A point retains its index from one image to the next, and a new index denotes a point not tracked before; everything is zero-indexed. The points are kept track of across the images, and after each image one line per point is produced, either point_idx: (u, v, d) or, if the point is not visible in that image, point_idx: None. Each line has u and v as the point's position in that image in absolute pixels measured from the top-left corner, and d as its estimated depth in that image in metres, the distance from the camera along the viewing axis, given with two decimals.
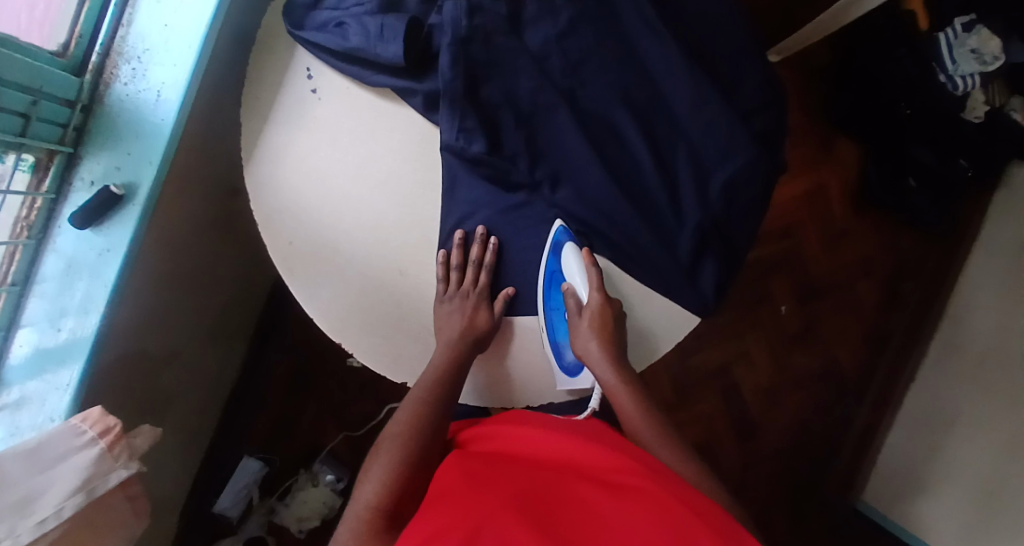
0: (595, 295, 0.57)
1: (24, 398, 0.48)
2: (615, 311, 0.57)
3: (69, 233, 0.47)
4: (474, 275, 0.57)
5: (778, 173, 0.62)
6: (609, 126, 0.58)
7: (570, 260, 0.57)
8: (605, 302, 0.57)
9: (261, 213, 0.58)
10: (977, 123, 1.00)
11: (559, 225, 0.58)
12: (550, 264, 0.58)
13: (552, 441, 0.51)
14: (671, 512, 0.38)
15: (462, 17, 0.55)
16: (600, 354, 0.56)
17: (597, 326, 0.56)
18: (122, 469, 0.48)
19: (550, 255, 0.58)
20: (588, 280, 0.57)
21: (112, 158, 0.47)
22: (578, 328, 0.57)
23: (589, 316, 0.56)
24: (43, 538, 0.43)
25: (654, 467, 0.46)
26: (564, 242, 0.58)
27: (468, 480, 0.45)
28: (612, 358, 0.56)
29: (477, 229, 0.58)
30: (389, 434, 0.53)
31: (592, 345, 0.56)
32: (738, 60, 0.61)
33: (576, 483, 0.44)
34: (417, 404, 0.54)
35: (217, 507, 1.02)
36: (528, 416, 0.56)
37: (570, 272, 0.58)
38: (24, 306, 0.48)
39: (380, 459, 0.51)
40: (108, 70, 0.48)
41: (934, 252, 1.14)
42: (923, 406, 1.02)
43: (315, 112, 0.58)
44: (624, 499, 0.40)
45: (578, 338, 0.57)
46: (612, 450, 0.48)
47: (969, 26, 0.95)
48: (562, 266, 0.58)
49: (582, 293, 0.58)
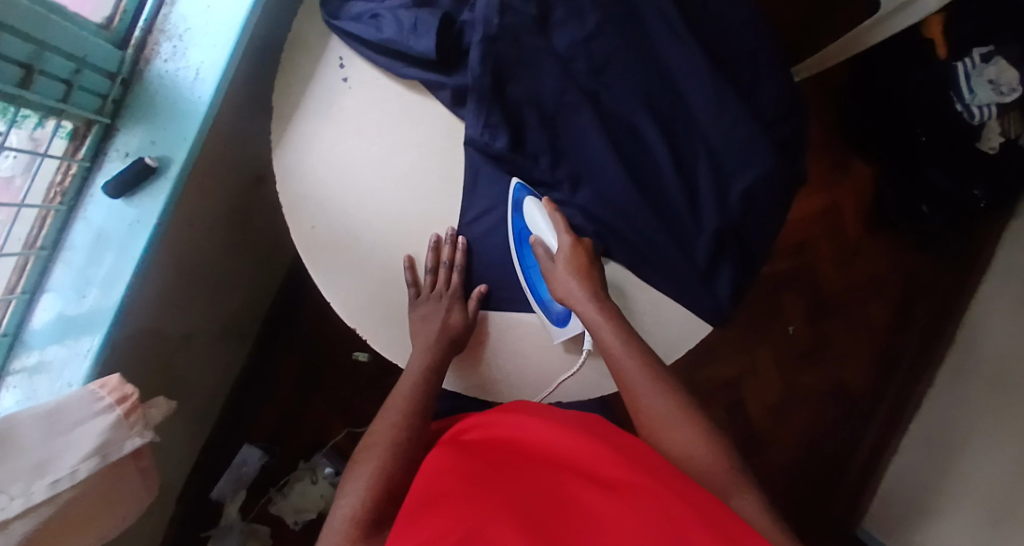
0: (565, 236, 0.57)
1: (43, 363, 0.49)
2: (587, 248, 0.57)
3: (102, 203, 0.48)
4: (446, 276, 0.57)
5: (796, 183, 0.63)
6: (630, 130, 0.59)
7: (534, 212, 0.58)
8: (576, 242, 0.57)
9: (287, 197, 0.59)
10: (992, 153, 1.00)
11: (516, 181, 0.59)
12: (516, 222, 0.58)
13: (549, 433, 0.51)
14: (666, 511, 0.38)
15: (494, 16, 0.56)
16: (582, 293, 0.55)
17: (574, 264, 0.56)
18: (137, 437, 0.49)
19: (514, 216, 0.59)
20: (554, 225, 0.58)
21: (148, 132, 0.49)
22: (555, 273, 0.56)
23: (564, 258, 0.56)
24: (57, 500, 0.43)
25: (651, 462, 0.46)
26: (524, 197, 0.59)
27: (465, 478, 0.46)
28: (594, 294, 0.56)
29: (446, 231, 0.59)
30: (371, 440, 0.54)
31: (573, 285, 0.55)
32: (761, 71, 0.62)
33: (573, 483, 0.44)
34: (400, 409, 0.55)
35: (215, 494, 1.04)
36: (525, 405, 0.56)
37: (537, 225, 0.58)
38: (50, 272, 0.49)
39: (362, 468, 0.51)
40: (149, 47, 0.49)
41: (946, 277, 1.14)
42: (930, 433, 1.01)
43: (344, 100, 0.60)
44: (619, 502, 0.40)
45: (558, 283, 0.56)
46: (607, 446, 0.48)
47: (987, 57, 0.94)
48: (528, 221, 0.59)
49: (551, 240, 0.58)
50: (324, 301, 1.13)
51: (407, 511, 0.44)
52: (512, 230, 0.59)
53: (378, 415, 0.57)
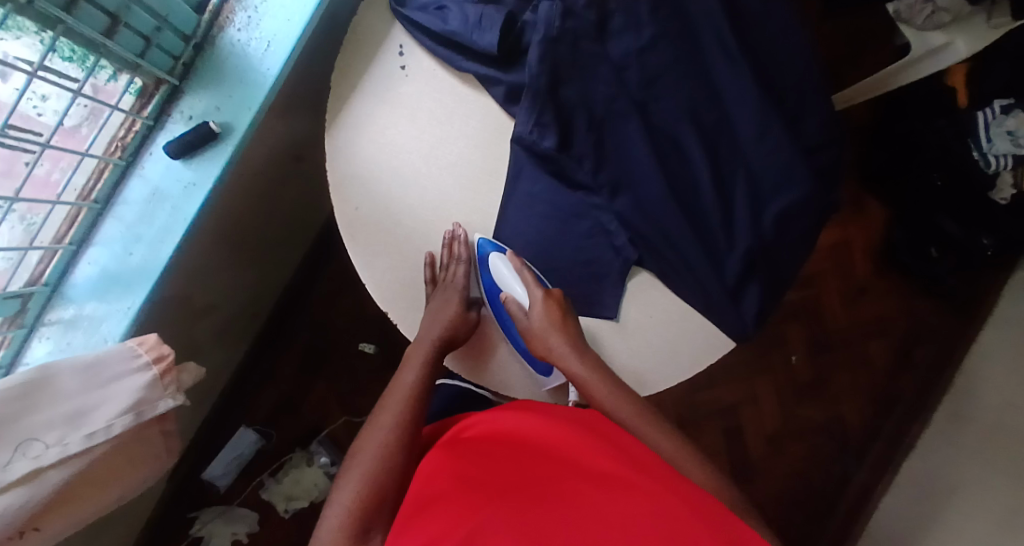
0: (535, 291, 0.57)
1: (81, 317, 0.49)
2: (559, 298, 0.58)
3: (160, 161, 0.49)
4: (454, 272, 0.58)
5: (829, 211, 0.64)
6: (675, 143, 0.60)
7: (501, 267, 0.59)
8: (547, 295, 0.58)
9: (333, 177, 0.60)
10: (1003, 204, 0.99)
11: (480, 237, 0.59)
12: (486, 279, 0.61)
13: (551, 434, 0.50)
14: (662, 512, 0.38)
15: (557, 18, 0.57)
16: (562, 347, 0.57)
17: (548, 319, 0.57)
18: (169, 399, 0.48)
19: (484, 271, 0.60)
20: (522, 278, 0.58)
21: (213, 98, 0.49)
22: (532, 331, 0.57)
23: (539, 314, 0.57)
24: (90, 452, 0.44)
25: (642, 459, 0.47)
26: (491, 253, 0.59)
27: (463, 482, 0.46)
28: (574, 347, 0.57)
29: (454, 229, 0.59)
30: (370, 431, 0.53)
31: (551, 341, 0.57)
32: (806, 98, 0.64)
33: (574, 482, 0.44)
34: (403, 403, 0.55)
35: (208, 474, 1.02)
36: (525, 405, 0.55)
37: (505, 281, 0.60)
38: (100, 226, 0.49)
39: (359, 463, 0.50)
40: (224, 14, 0.50)
41: (950, 321, 1.15)
42: (923, 475, 1.02)
43: (401, 88, 0.61)
44: (611, 492, 0.41)
45: (537, 341, 0.57)
46: (594, 440, 0.49)
47: (1007, 109, 0.94)
48: (499, 278, 0.60)
49: (523, 295, 0.58)
50: (336, 288, 1.12)
51: (404, 514, 0.45)
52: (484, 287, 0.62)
53: (378, 404, 0.56)
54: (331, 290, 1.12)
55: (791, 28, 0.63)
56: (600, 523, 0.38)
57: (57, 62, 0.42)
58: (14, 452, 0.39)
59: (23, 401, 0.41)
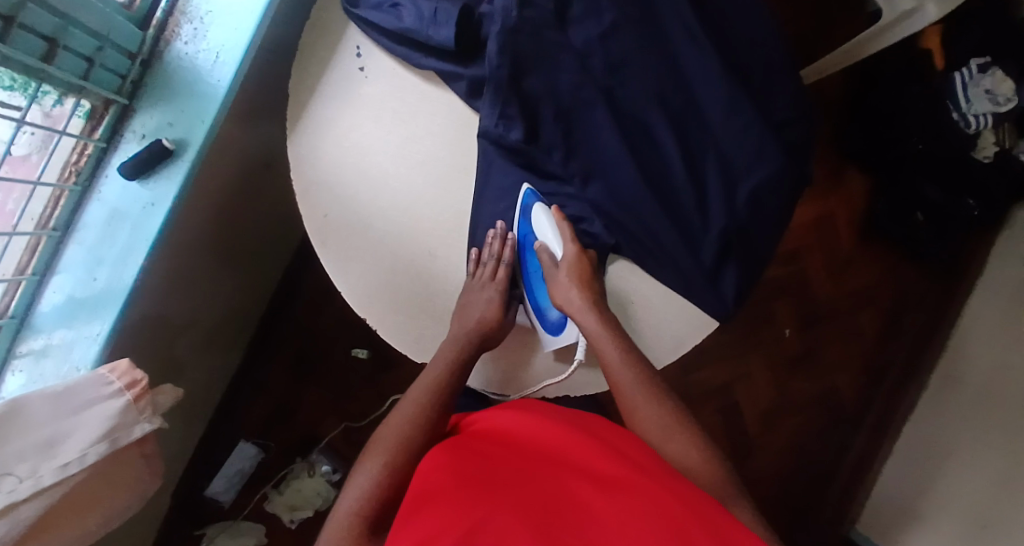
0: (569, 248, 0.57)
1: (51, 346, 0.48)
2: (591, 260, 0.58)
3: (117, 182, 0.48)
4: (492, 269, 0.58)
5: (803, 185, 0.64)
6: (644, 128, 0.60)
7: (542, 219, 0.59)
8: (581, 253, 0.58)
9: (299, 185, 0.59)
10: (986, 162, 1.00)
11: (527, 187, 0.59)
12: (522, 228, 0.59)
13: (552, 435, 0.50)
14: (662, 509, 0.37)
15: (513, 9, 0.56)
16: (581, 302, 0.56)
17: (576, 274, 0.56)
18: (145, 423, 0.48)
19: (521, 220, 0.59)
20: (562, 235, 0.58)
21: (165, 114, 0.48)
22: (557, 281, 0.57)
23: (569, 266, 0.57)
24: (66, 483, 0.43)
25: (640, 459, 0.46)
26: (535, 204, 0.59)
27: (464, 477, 0.44)
28: (594, 304, 0.56)
29: (497, 226, 0.59)
30: (387, 428, 0.53)
31: (573, 293, 0.56)
32: (773, 72, 0.63)
33: (573, 480, 0.43)
34: (419, 402, 0.54)
35: (209, 491, 1.02)
36: (536, 406, 0.56)
37: (541, 229, 0.59)
38: (62, 253, 0.49)
39: (373, 457, 0.50)
40: (170, 28, 0.49)
41: (939, 284, 1.15)
42: (921, 439, 1.02)
43: (361, 89, 0.60)
44: (603, 491, 0.40)
45: (559, 289, 0.57)
46: (596, 441, 0.48)
47: (983, 67, 0.96)
48: (535, 228, 0.60)
49: (556, 249, 0.59)
50: (323, 296, 1.11)
51: (404, 510, 0.43)
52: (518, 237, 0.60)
53: (397, 404, 0.55)
54: (316, 298, 1.11)
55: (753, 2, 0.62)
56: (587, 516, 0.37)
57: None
58: None
59: None
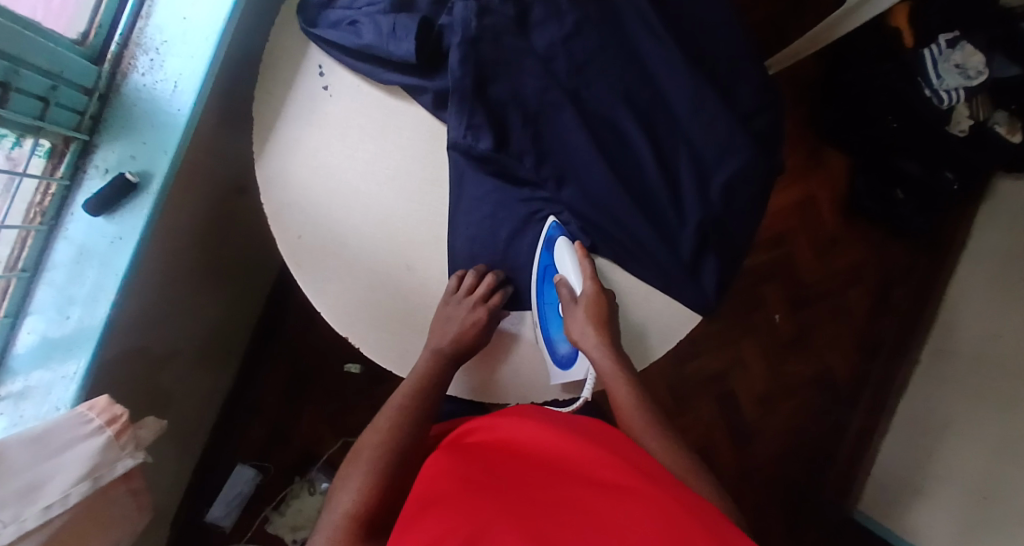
0: (590, 284, 0.58)
1: (29, 388, 0.48)
2: (608, 299, 0.58)
3: (81, 220, 0.48)
4: (485, 290, 0.58)
5: (777, 172, 0.63)
6: (613, 126, 0.60)
7: (564, 254, 0.59)
8: (599, 291, 0.58)
9: (271, 207, 0.59)
10: (961, 136, 1.00)
11: (553, 221, 0.60)
12: (544, 257, 0.60)
13: (550, 437, 0.49)
14: (660, 511, 0.36)
15: (472, 17, 0.56)
16: (595, 340, 0.56)
17: (593, 312, 0.57)
18: (127, 459, 0.48)
19: (543, 250, 0.60)
20: (582, 271, 0.58)
21: (127, 147, 0.48)
22: (575, 316, 0.58)
23: (586, 302, 0.57)
24: (49, 526, 0.43)
25: (646, 468, 0.45)
26: (558, 237, 0.60)
27: (465, 484, 0.44)
28: (607, 343, 0.57)
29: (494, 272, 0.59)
30: (368, 441, 0.54)
31: (589, 330, 0.57)
32: (737, 62, 0.63)
33: (572, 482, 0.42)
34: (396, 412, 0.55)
35: (209, 516, 1.02)
36: (527, 409, 0.55)
37: (564, 265, 0.60)
38: (32, 294, 0.48)
39: (355, 470, 0.52)
40: (126, 61, 0.49)
41: (924, 259, 1.15)
42: (918, 414, 1.03)
43: (327, 107, 0.60)
44: (608, 495, 0.40)
45: (574, 325, 0.57)
46: (595, 443, 0.48)
47: (953, 42, 0.95)
48: (557, 260, 0.60)
49: (576, 284, 0.59)
50: (312, 312, 1.11)
51: (407, 514, 0.43)
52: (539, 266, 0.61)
53: (376, 415, 0.57)
54: (304, 314, 1.11)
55: None
56: (589, 519, 0.37)
57: None
58: None
59: None
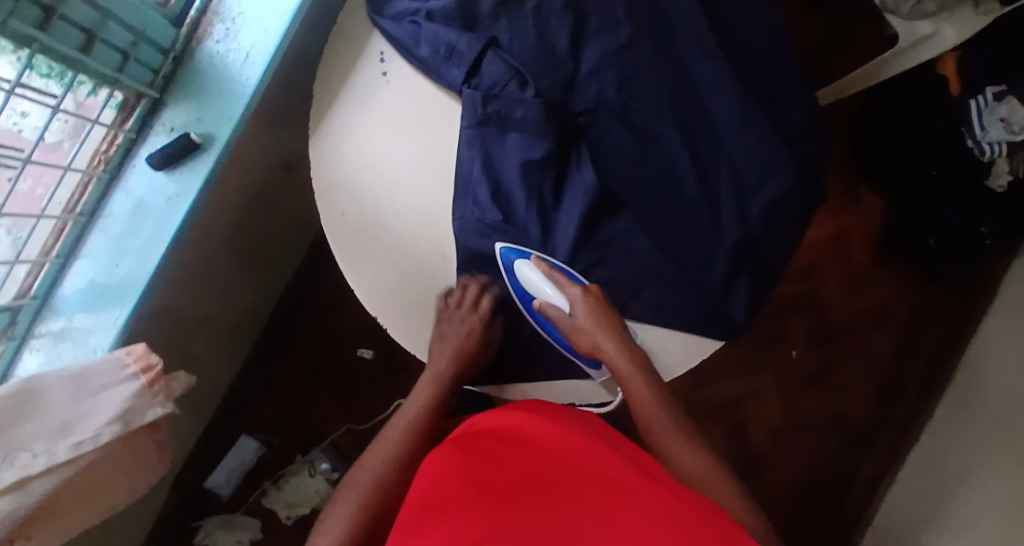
0: (573, 289, 0.57)
1: (70, 329, 0.50)
2: (597, 296, 0.58)
3: (144, 174, 0.50)
4: (475, 298, 0.59)
5: (817, 202, 0.63)
6: (655, 139, 0.60)
7: (531, 275, 0.58)
8: (585, 292, 0.57)
9: (320, 183, 0.61)
10: (1000, 191, 0.98)
11: (502, 246, 0.58)
12: (516, 286, 0.59)
13: (560, 438, 0.48)
14: (673, 518, 0.36)
15: (504, 78, 0.59)
16: (609, 344, 0.56)
17: (592, 315, 0.56)
18: (158, 407, 0.49)
19: (512, 277, 0.59)
20: (557, 282, 0.58)
21: (195, 111, 0.50)
22: (578, 330, 0.57)
23: (582, 311, 0.57)
24: (79, 460, 0.44)
25: (653, 474, 0.44)
26: (517, 259, 0.58)
27: (473, 484, 0.43)
28: (618, 342, 0.56)
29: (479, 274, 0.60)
30: (376, 448, 0.55)
31: (597, 337, 0.56)
32: (786, 90, 0.64)
33: (580, 487, 0.41)
34: (411, 418, 0.57)
35: (210, 483, 1.03)
36: (542, 406, 0.54)
37: (535, 286, 0.58)
38: (87, 239, 0.50)
39: (359, 478, 0.52)
40: (203, 27, 0.51)
41: (950, 310, 1.13)
42: (933, 465, 1.00)
43: (383, 93, 0.62)
44: (612, 495, 0.40)
45: (584, 338, 0.57)
46: (605, 448, 0.47)
47: (999, 95, 0.91)
48: (525, 283, 0.59)
49: (557, 301, 0.58)
50: (336, 294, 1.13)
51: (409, 510, 0.43)
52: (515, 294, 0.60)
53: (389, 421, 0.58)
54: (330, 295, 1.13)
55: (767, 22, 0.64)
56: (598, 525, 0.36)
57: (36, 79, 0.43)
58: (2, 461, 0.40)
59: (14, 411, 0.41)
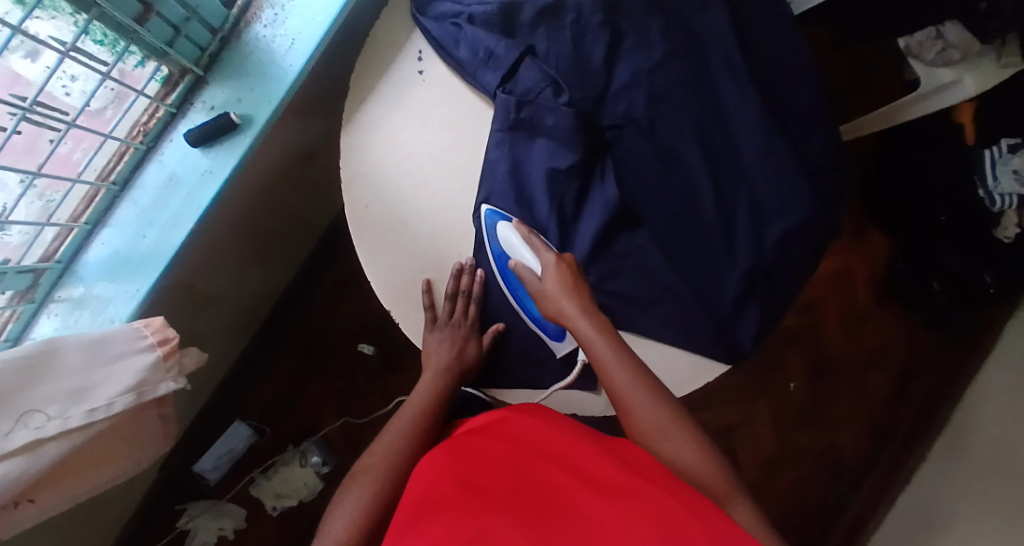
0: (546, 254, 0.57)
1: (89, 296, 0.50)
2: (570, 264, 0.57)
3: (179, 148, 0.51)
4: (463, 306, 0.60)
5: (832, 235, 0.64)
6: (678, 161, 0.60)
7: (508, 236, 0.58)
8: (558, 259, 0.57)
9: (347, 174, 0.61)
10: (1007, 241, 0.98)
11: (487, 208, 0.59)
12: (493, 248, 0.59)
13: (551, 435, 0.48)
14: (669, 518, 0.35)
15: (540, 86, 0.60)
16: (575, 311, 0.55)
17: (562, 280, 0.56)
18: (171, 382, 0.49)
19: (491, 241, 0.59)
20: (532, 245, 0.58)
21: (235, 91, 0.52)
22: (546, 294, 0.56)
23: (552, 275, 0.56)
24: (90, 428, 0.44)
25: (646, 470, 0.44)
26: (500, 222, 0.59)
27: (462, 486, 0.42)
28: (586, 311, 0.55)
29: (464, 263, 0.60)
30: (374, 453, 0.53)
31: (564, 303, 0.55)
32: (811, 124, 0.65)
33: (572, 487, 0.41)
34: (413, 419, 0.56)
35: (198, 467, 1.02)
36: (540, 409, 0.52)
37: (513, 248, 0.58)
38: (115, 209, 0.51)
39: (360, 482, 0.50)
40: (252, 11, 0.53)
41: (949, 355, 1.14)
42: (921, 509, 0.99)
43: (417, 91, 0.63)
44: (605, 499, 0.39)
45: (549, 303, 0.56)
46: (598, 446, 0.47)
47: (1014, 148, 0.92)
48: (503, 246, 0.59)
49: (531, 262, 0.58)
50: (342, 288, 1.13)
51: (403, 517, 0.42)
52: (490, 260, 0.59)
53: (387, 423, 0.56)
54: (335, 287, 1.12)
55: (798, 56, 0.65)
56: (594, 529, 0.36)
57: (89, 45, 0.45)
58: (15, 423, 0.40)
59: (26, 373, 0.41)
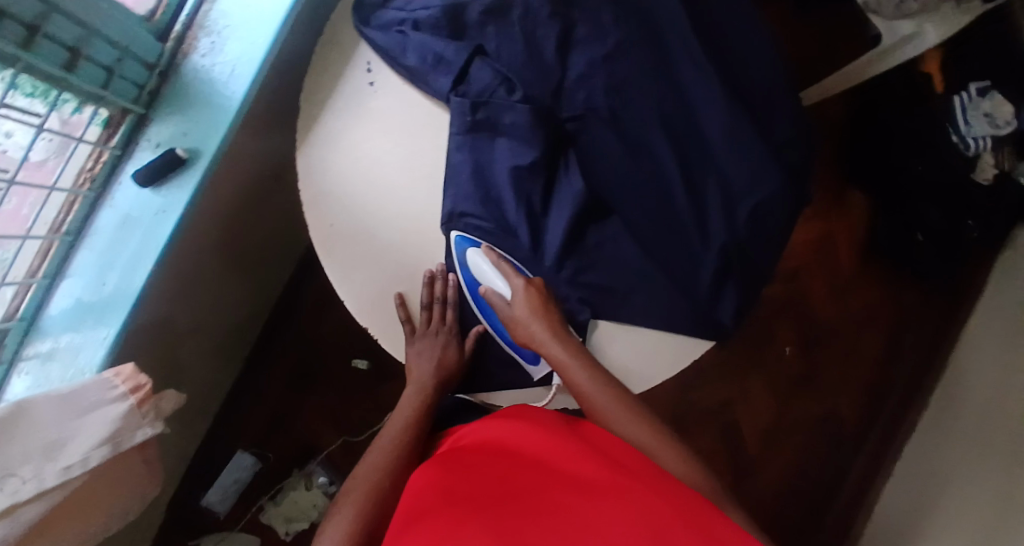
0: (516, 280, 0.58)
1: (57, 349, 0.49)
2: (540, 288, 0.58)
3: (130, 189, 0.50)
4: (441, 313, 0.59)
5: (805, 204, 0.63)
6: (641, 146, 0.59)
7: (479, 262, 0.58)
8: (528, 284, 0.58)
9: (308, 195, 0.60)
10: (985, 186, 0.98)
11: (458, 234, 0.58)
12: (465, 275, 0.59)
13: (537, 436, 0.47)
14: (654, 513, 0.35)
15: (493, 86, 0.59)
16: (546, 334, 0.56)
17: (531, 305, 0.57)
18: (148, 427, 0.48)
19: (463, 268, 0.59)
20: (503, 271, 0.59)
21: (180, 125, 0.51)
22: (515, 319, 0.57)
23: (520, 301, 0.57)
24: (66, 485, 0.43)
25: (634, 467, 0.44)
26: (468, 249, 0.58)
27: (449, 493, 0.42)
28: (557, 332, 0.56)
29: (435, 268, 0.59)
30: (360, 474, 0.53)
31: (534, 328, 0.56)
32: (774, 94, 0.64)
33: (558, 486, 0.41)
34: (399, 435, 0.55)
35: (206, 500, 1.01)
36: (533, 411, 0.51)
37: (485, 276, 0.59)
38: (72, 258, 0.50)
39: (347, 504, 0.50)
40: (188, 41, 0.53)
41: (941, 306, 1.14)
42: (925, 462, 0.99)
43: (370, 102, 0.62)
44: (585, 497, 0.38)
45: (519, 327, 0.57)
46: (586, 444, 0.46)
47: (982, 91, 0.96)
48: (475, 274, 0.59)
49: (502, 288, 0.58)
50: (329, 306, 1.12)
51: (392, 533, 0.41)
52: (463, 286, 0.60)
53: (369, 448, 0.55)
54: (321, 307, 1.11)
55: (755, 27, 0.64)
56: (578, 524, 0.35)
57: (19, 99, 0.44)
58: None
59: None
